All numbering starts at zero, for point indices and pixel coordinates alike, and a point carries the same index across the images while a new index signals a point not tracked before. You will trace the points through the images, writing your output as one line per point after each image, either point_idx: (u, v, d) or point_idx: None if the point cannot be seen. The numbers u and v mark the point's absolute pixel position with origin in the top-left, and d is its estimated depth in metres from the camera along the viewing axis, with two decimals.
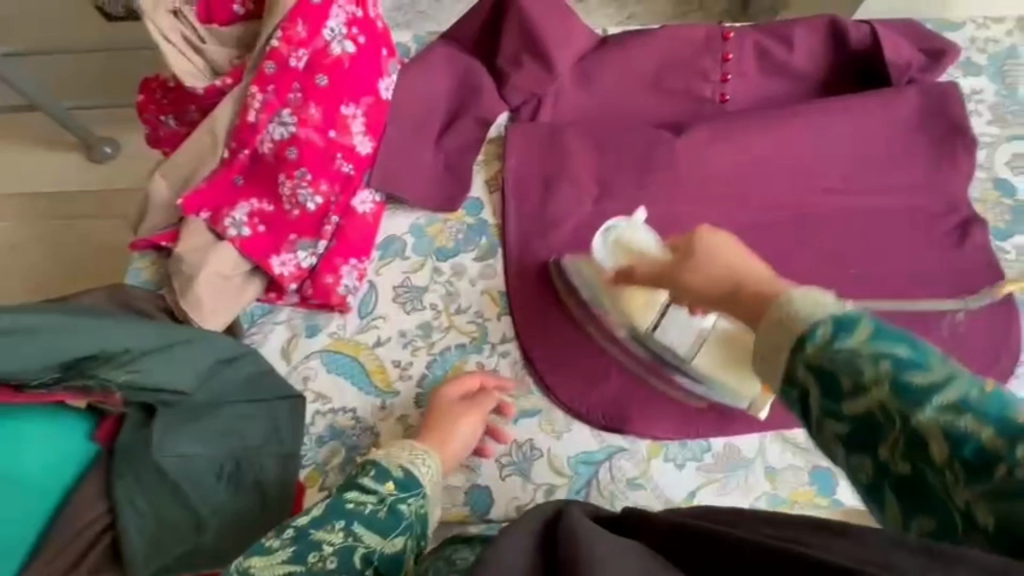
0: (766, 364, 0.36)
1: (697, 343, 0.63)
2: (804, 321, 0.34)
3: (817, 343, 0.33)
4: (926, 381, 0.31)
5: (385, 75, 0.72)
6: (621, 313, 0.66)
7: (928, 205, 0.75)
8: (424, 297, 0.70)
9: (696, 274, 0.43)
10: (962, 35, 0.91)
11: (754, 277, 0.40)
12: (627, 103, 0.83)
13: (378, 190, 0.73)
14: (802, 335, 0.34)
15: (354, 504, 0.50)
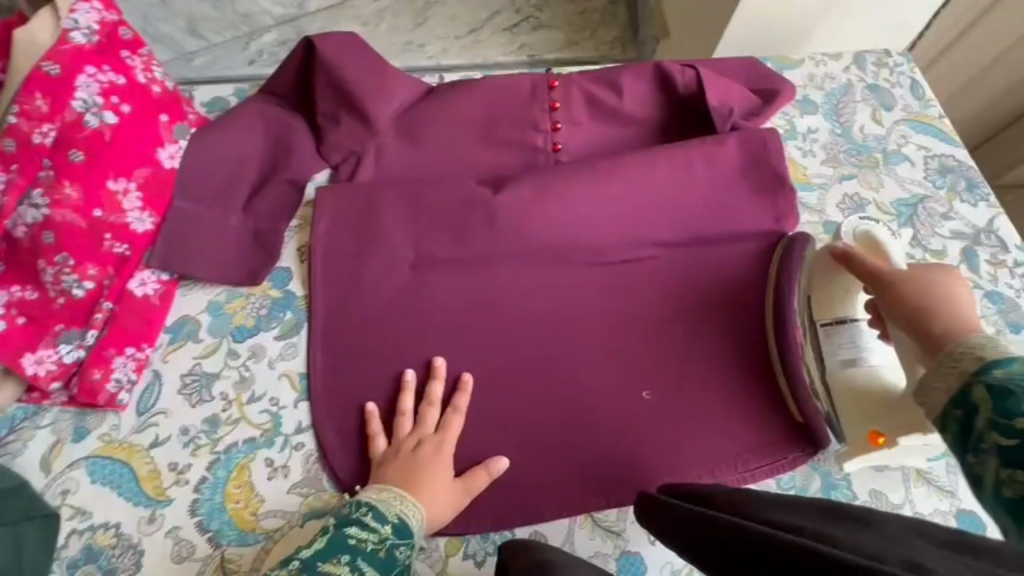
0: (946, 373, 0.44)
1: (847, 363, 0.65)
2: (1002, 356, 0.42)
3: (1008, 371, 0.40)
4: None
5: (166, 143, 0.67)
6: (806, 307, 0.69)
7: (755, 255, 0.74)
8: (214, 385, 0.64)
9: (913, 292, 0.52)
10: (800, 72, 0.91)
11: (956, 313, 0.49)
12: (456, 157, 0.79)
13: (163, 269, 0.67)
14: (995, 365, 0.41)
15: (356, 540, 0.53)
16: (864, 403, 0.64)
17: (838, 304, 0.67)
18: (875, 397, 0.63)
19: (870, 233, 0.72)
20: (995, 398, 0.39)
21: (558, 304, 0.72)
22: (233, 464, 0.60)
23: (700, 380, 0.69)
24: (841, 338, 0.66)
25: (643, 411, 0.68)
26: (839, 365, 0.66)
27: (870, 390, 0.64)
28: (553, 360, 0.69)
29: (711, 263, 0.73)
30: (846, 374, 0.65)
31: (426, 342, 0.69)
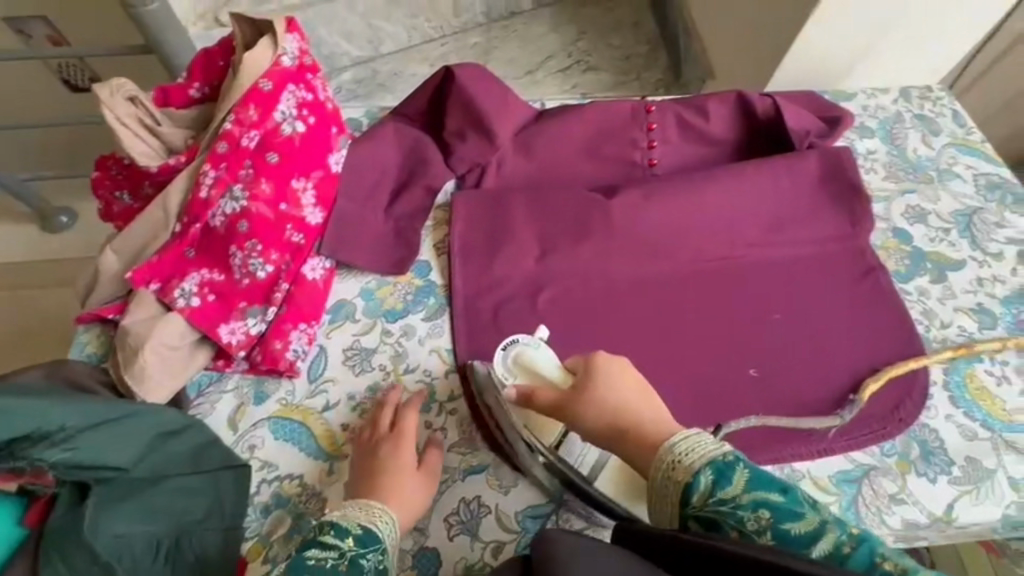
0: (663, 507, 0.54)
1: (597, 468, 0.64)
2: (692, 474, 0.52)
3: (704, 496, 0.50)
4: (797, 528, 0.47)
5: (334, 150, 0.78)
6: (526, 432, 0.65)
7: (835, 253, 0.84)
8: (373, 358, 0.72)
9: (594, 416, 0.60)
10: (855, 103, 1.04)
11: (634, 424, 0.58)
12: (564, 169, 0.90)
13: (328, 257, 0.76)
14: (690, 490, 0.51)
15: (315, 561, 0.51)
16: (633, 489, 0.64)
17: (549, 424, 0.66)
18: (637, 485, 0.64)
19: (524, 357, 0.67)
20: (705, 529, 0.50)
21: (665, 293, 0.80)
22: None
23: (799, 361, 0.76)
24: (568, 453, 0.64)
25: (750, 388, 0.75)
26: (594, 474, 0.64)
27: (633, 476, 0.64)
28: (666, 343, 0.77)
29: (797, 260, 0.83)
30: (606, 478, 0.64)
31: (552, 326, 0.78)
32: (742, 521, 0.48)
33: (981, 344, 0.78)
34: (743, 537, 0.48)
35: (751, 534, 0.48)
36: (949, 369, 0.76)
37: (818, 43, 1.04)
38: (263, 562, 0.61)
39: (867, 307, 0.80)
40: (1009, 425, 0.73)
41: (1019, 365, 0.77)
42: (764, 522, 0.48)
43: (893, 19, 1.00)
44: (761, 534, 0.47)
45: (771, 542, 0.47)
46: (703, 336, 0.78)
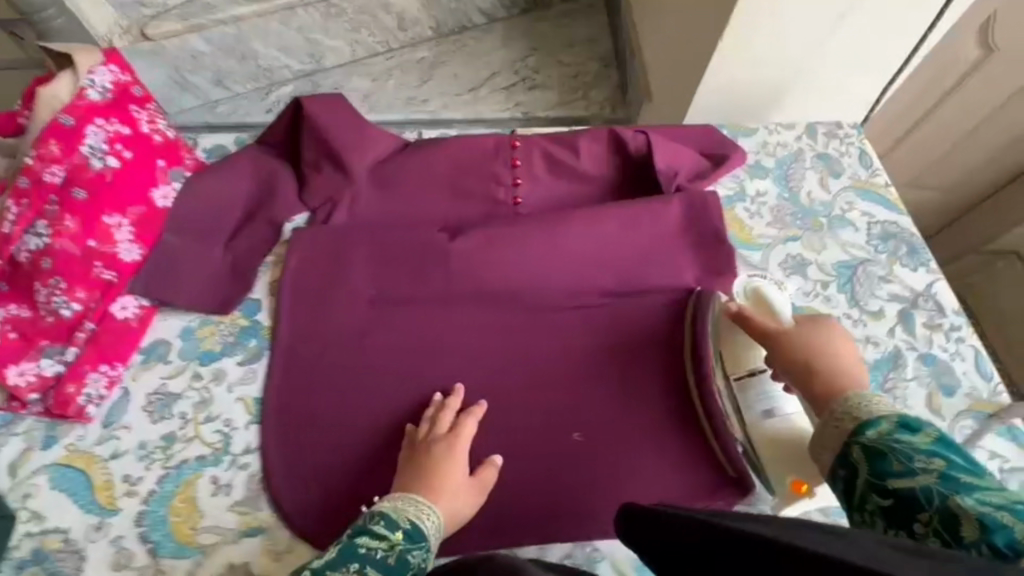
0: (826, 436, 0.55)
1: (772, 420, 0.69)
2: (874, 416, 0.53)
3: (882, 432, 0.52)
4: (973, 481, 0.46)
5: (159, 184, 0.76)
6: (719, 362, 0.73)
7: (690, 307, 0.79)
8: (175, 405, 0.69)
9: (806, 350, 0.63)
10: (753, 140, 0.98)
11: (827, 366, 0.61)
12: (422, 204, 0.86)
13: (145, 295, 0.74)
14: (868, 426, 0.53)
15: (365, 549, 0.57)
16: (788, 454, 0.68)
17: (742, 358, 0.71)
18: (795, 448, 0.68)
19: (758, 291, 0.76)
20: (868, 458, 0.51)
21: (502, 343, 0.77)
22: (181, 479, 0.65)
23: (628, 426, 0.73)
24: (754, 391, 0.70)
25: (571, 452, 0.71)
26: (756, 418, 0.70)
27: (786, 438, 0.68)
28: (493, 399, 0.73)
29: (649, 312, 0.78)
30: (765, 428, 0.69)
31: (374, 375, 0.73)
32: (915, 458, 0.49)
33: None
34: (907, 470, 0.48)
35: (916, 470, 0.48)
36: None
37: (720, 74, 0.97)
38: None
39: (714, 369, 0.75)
40: None
41: None
42: (936, 465, 0.47)
43: (799, 51, 0.94)
44: (927, 473, 0.47)
45: (937, 482, 0.46)
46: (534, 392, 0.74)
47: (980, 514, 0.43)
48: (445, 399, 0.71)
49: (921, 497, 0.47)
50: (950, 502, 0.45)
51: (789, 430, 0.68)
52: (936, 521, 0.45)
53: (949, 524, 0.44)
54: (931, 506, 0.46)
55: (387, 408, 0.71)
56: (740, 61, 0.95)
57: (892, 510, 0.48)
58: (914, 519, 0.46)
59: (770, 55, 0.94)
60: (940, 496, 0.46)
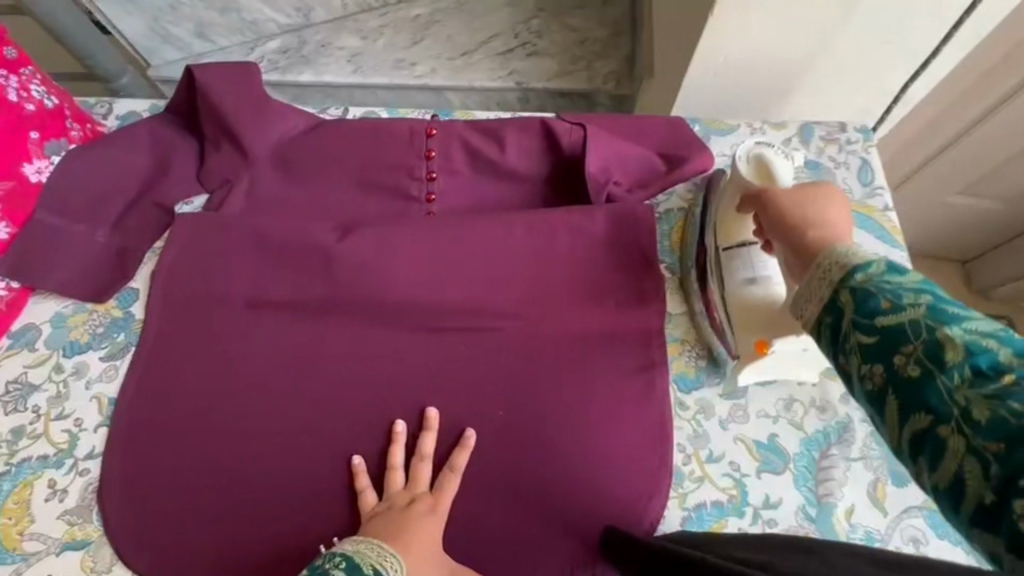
0: (812, 285, 0.43)
1: (756, 286, 0.61)
2: (863, 258, 0.41)
3: (868, 274, 0.40)
4: (964, 312, 0.35)
5: (33, 159, 0.71)
6: (713, 233, 0.66)
7: (603, 341, 0.67)
8: (31, 397, 0.66)
9: (798, 205, 0.51)
10: (732, 139, 0.82)
11: (819, 218, 0.49)
12: (325, 196, 0.77)
13: (13, 277, 0.70)
14: (856, 270, 0.41)
15: None
16: (758, 321, 0.60)
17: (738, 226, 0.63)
18: (768, 315, 0.60)
19: (762, 158, 0.63)
20: (853, 299, 0.39)
21: (381, 364, 0.68)
22: (19, 479, 0.62)
23: (504, 477, 0.63)
24: (740, 260, 0.63)
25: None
26: (738, 285, 0.62)
27: (763, 308, 0.60)
28: (360, 428, 0.65)
29: (551, 341, 0.68)
30: (743, 295, 0.61)
31: (237, 387, 0.67)
32: (903, 297, 0.37)
33: (750, 492, 0.61)
34: (894, 306, 0.37)
35: (903, 306, 0.37)
36: (691, 520, 0.60)
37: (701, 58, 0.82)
38: None
39: (619, 419, 0.63)
40: None
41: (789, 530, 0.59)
42: (926, 300, 0.37)
43: (805, 33, 0.77)
44: (917, 307, 0.37)
45: (927, 315, 0.36)
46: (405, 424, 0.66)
47: (972, 342, 0.33)
48: (418, 436, 0.64)
49: (904, 331, 0.36)
50: (937, 333, 0.35)
51: (767, 298, 0.61)
52: (922, 353, 0.35)
53: (932, 351, 0.34)
54: (918, 340, 0.35)
55: (242, 426, 0.65)
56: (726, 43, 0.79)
57: (873, 351, 0.37)
58: (896, 353, 0.36)
59: (765, 36, 0.77)
60: (929, 327, 0.35)
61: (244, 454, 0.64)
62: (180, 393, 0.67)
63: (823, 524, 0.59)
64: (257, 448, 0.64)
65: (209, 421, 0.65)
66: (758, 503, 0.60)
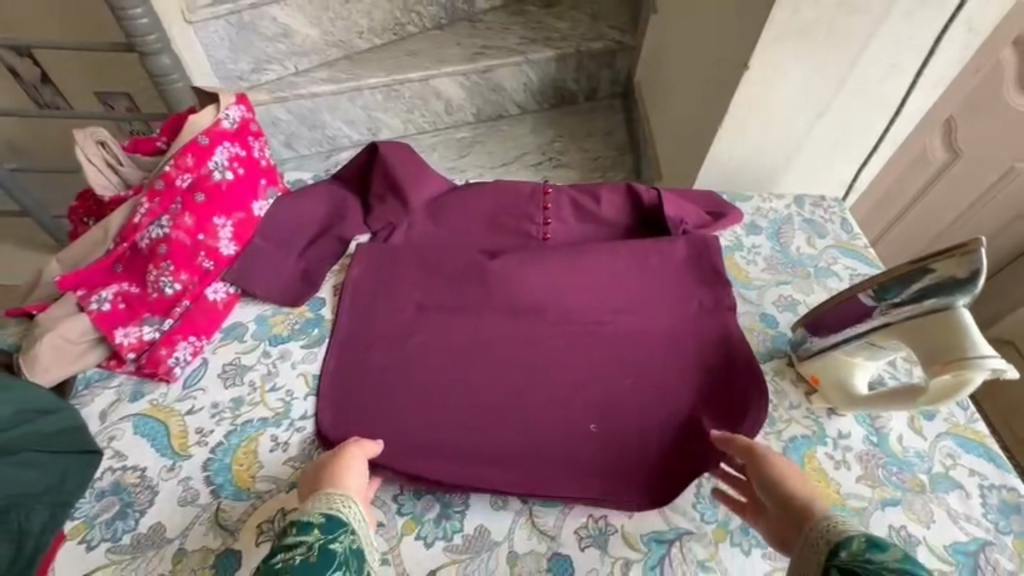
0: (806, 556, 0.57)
1: (845, 363, 0.77)
2: (845, 537, 0.55)
3: (854, 553, 0.53)
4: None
5: (260, 198, 0.93)
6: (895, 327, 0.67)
7: (695, 327, 0.90)
8: (246, 374, 0.80)
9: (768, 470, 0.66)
10: (749, 204, 1.14)
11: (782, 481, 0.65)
12: (465, 233, 1.01)
13: (233, 284, 0.88)
14: (841, 546, 0.55)
15: (283, 562, 0.54)
16: (830, 377, 0.79)
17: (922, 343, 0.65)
18: (835, 379, 0.78)
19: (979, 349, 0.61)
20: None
21: (527, 348, 0.87)
22: (246, 434, 0.74)
23: (640, 426, 0.80)
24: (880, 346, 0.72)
25: (589, 445, 0.78)
26: (845, 354, 0.76)
27: (839, 378, 0.78)
28: (522, 394, 0.83)
29: (656, 329, 0.90)
30: (836, 363, 0.77)
31: (418, 365, 0.84)
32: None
33: (827, 427, 0.79)
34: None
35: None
36: (788, 448, 0.78)
37: (723, 142, 1.24)
38: (81, 542, 0.64)
39: (717, 380, 0.84)
40: (839, 508, 0.72)
41: (860, 452, 0.77)
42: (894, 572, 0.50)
43: (792, 131, 1.21)
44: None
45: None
46: (555, 392, 0.83)
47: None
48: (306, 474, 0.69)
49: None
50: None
51: (846, 374, 0.77)
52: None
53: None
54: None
55: (425, 394, 0.81)
56: (740, 135, 1.23)
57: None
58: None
59: (765, 129, 1.21)
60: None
61: (431, 414, 0.79)
62: (367, 370, 0.82)
63: (886, 447, 0.78)
64: (441, 410, 0.80)
65: (398, 391, 0.80)
66: (835, 434, 0.79)
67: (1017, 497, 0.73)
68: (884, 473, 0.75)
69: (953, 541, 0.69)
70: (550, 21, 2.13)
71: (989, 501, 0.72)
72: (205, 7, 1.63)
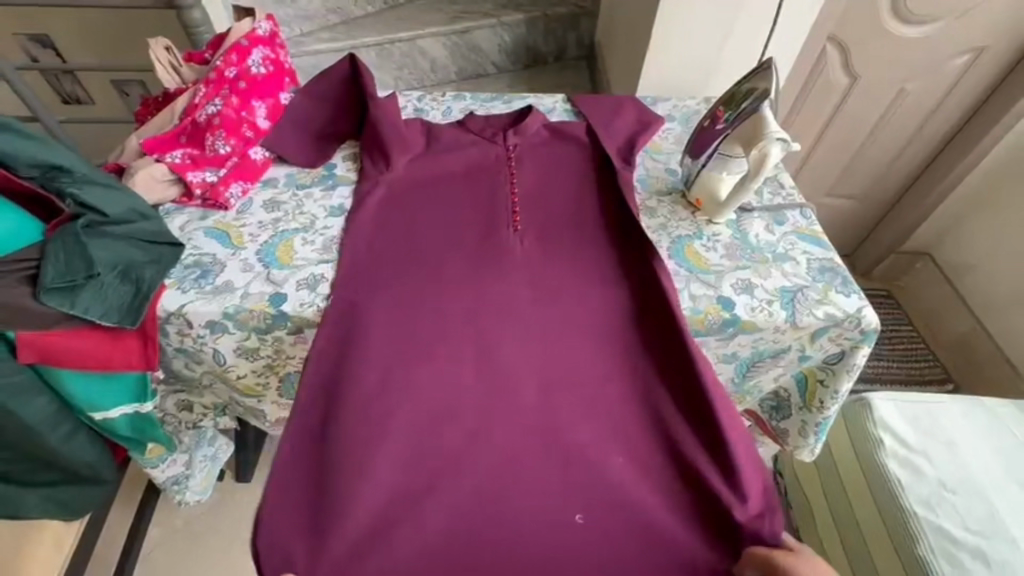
0: None
1: (711, 180, 1.05)
2: None
3: None
4: None
5: (284, 91, 1.24)
6: (727, 137, 0.98)
7: (654, 333, 0.95)
8: (281, 206, 1.10)
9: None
10: (666, 104, 1.44)
11: None
12: (454, 137, 1.22)
13: (268, 150, 1.18)
14: None
15: None
16: (705, 194, 1.07)
17: (741, 139, 0.96)
18: (708, 193, 1.06)
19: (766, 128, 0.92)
20: None
21: (511, 410, 0.88)
22: (284, 237, 1.04)
23: (625, 501, 0.81)
24: (729, 158, 1.00)
25: (575, 535, 0.78)
26: (712, 173, 1.04)
27: (710, 194, 1.06)
28: (485, 214, 1.10)
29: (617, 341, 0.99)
30: (705, 181, 1.06)
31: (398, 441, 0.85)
32: None
33: (704, 230, 1.09)
34: None
35: None
36: (675, 242, 1.07)
37: (654, 59, 1.55)
38: (176, 290, 0.94)
39: (674, 376, 0.91)
40: (705, 270, 1.01)
41: (726, 242, 1.07)
42: None
43: (703, 50, 1.52)
44: None
45: None
46: (537, 479, 0.82)
47: None
48: None
49: None
50: None
51: (715, 189, 1.05)
52: None
53: None
54: None
55: (403, 477, 0.82)
56: (662, 54, 1.54)
57: None
58: None
59: (681, 47, 1.52)
60: None
61: (396, 500, 0.80)
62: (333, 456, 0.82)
63: (745, 240, 1.07)
64: (427, 506, 0.79)
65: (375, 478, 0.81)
66: (710, 234, 1.08)
67: (834, 264, 1.03)
68: (741, 254, 1.04)
69: (781, 285, 0.99)
70: None
71: (811, 266, 1.02)
72: None
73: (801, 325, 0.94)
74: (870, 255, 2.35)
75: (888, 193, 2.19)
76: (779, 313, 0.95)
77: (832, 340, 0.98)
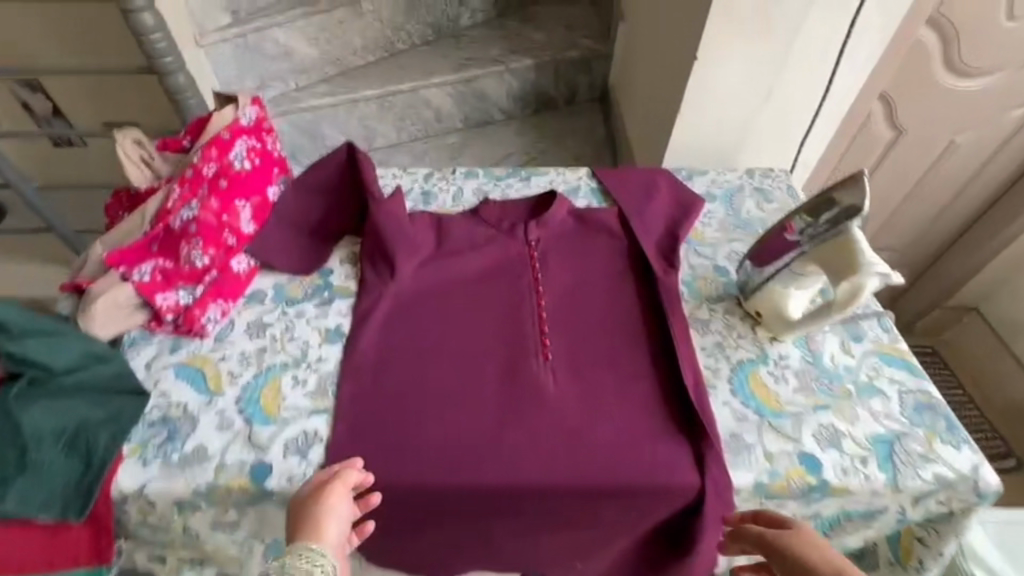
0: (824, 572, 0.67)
1: (779, 296, 0.88)
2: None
3: None
4: None
5: (273, 183, 1.08)
6: (805, 255, 0.82)
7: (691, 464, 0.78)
8: (267, 329, 0.93)
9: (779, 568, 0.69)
10: (705, 177, 1.27)
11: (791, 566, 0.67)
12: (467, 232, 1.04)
13: (253, 257, 1.01)
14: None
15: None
16: (769, 309, 0.90)
17: (825, 259, 0.80)
18: (772, 307, 0.90)
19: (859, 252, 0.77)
20: None
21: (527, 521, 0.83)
22: (271, 376, 0.87)
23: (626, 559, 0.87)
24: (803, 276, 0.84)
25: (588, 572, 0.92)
26: (780, 289, 0.88)
27: (776, 311, 0.90)
28: (508, 336, 0.92)
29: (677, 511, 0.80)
30: (769, 296, 0.89)
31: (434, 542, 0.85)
32: None
33: (769, 352, 0.91)
34: None
35: None
36: (736, 369, 0.90)
37: (687, 122, 1.39)
38: (137, 460, 0.77)
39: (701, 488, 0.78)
40: (777, 412, 0.84)
41: (797, 368, 0.89)
42: None
43: (743, 114, 1.36)
44: None
45: None
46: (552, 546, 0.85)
47: None
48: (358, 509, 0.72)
49: None
50: None
51: (782, 305, 0.89)
52: None
53: None
54: None
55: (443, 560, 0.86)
56: (696, 118, 1.38)
57: None
58: None
59: (718, 110, 1.36)
60: None
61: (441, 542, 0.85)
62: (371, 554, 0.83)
63: (819, 365, 0.90)
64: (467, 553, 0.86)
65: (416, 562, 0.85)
66: (775, 357, 0.91)
67: (930, 398, 0.86)
68: (818, 385, 0.87)
69: (874, 433, 0.82)
70: (529, 33, 2.30)
71: (905, 402, 0.85)
72: (213, 33, 1.85)
73: (904, 489, 0.77)
74: (911, 309, 2.17)
75: (932, 245, 2.02)
76: (876, 476, 0.78)
77: (941, 503, 0.80)
